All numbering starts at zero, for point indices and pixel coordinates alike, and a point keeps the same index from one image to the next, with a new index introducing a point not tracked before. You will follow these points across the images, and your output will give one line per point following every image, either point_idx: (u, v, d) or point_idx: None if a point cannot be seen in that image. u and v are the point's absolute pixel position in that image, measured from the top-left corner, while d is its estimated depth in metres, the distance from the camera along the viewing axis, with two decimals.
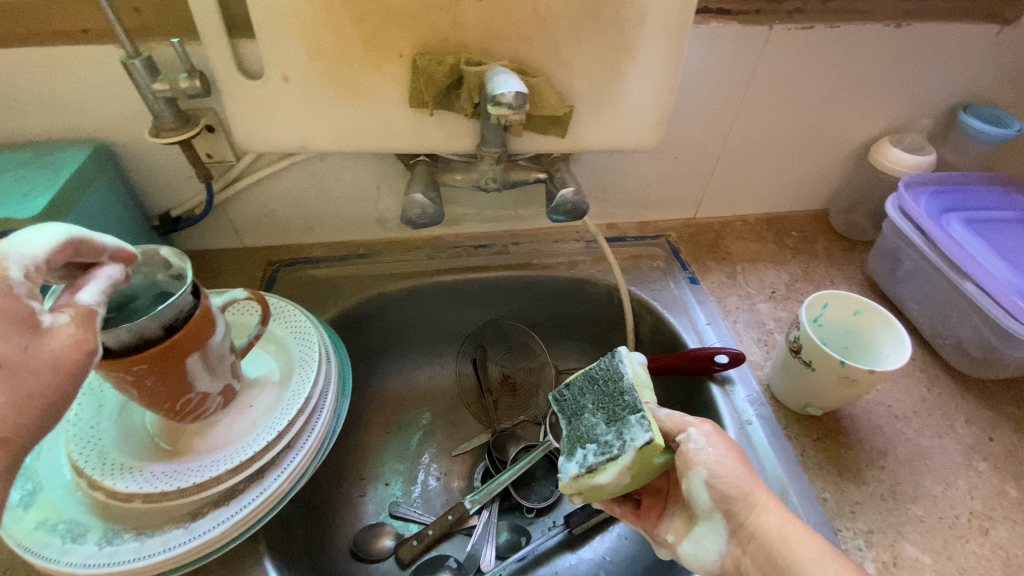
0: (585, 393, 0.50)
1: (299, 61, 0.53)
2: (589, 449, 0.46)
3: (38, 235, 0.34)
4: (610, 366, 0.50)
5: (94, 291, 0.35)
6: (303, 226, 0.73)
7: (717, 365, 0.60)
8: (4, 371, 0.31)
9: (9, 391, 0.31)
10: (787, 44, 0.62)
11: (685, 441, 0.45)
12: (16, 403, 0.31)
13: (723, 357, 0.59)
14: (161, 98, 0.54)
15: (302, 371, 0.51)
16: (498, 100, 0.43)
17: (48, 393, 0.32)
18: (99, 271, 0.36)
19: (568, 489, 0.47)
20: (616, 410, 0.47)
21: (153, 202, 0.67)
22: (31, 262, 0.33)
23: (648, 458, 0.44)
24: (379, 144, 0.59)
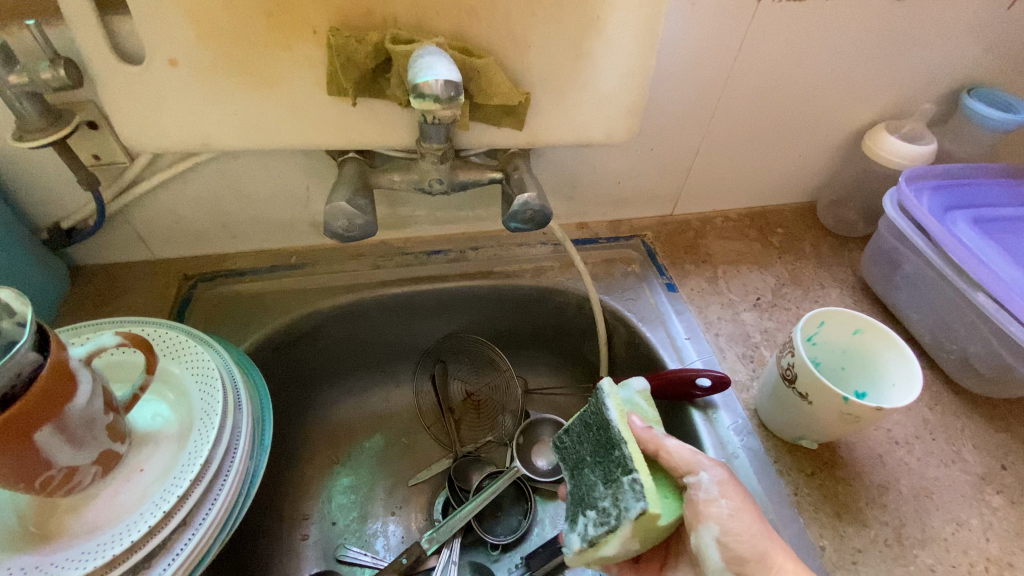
0: (582, 442, 0.45)
1: (187, 41, 0.43)
2: (590, 516, 0.42)
3: None
4: (597, 409, 0.44)
5: None
6: (224, 234, 0.63)
7: (699, 389, 0.52)
8: None
9: None
10: (776, 19, 0.54)
11: (696, 488, 0.39)
12: None
13: (705, 381, 0.52)
14: (21, 93, 0.43)
15: (203, 425, 0.42)
16: (421, 91, 0.34)
17: None
18: None
19: (577, 561, 0.44)
20: (610, 468, 0.41)
21: (37, 213, 0.57)
22: None
23: (650, 526, 0.38)
24: (301, 140, 0.50)
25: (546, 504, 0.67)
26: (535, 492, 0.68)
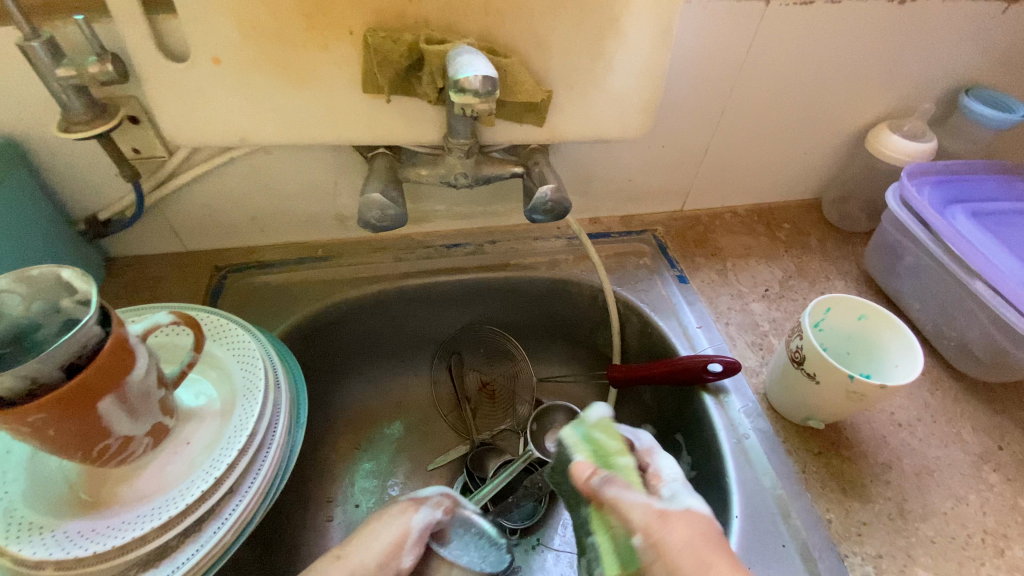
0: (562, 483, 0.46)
1: (233, 41, 0.45)
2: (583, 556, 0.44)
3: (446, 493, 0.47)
4: (560, 463, 0.44)
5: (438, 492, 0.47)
6: (253, 226, 0.65)
7: (711, 374, 0.55)
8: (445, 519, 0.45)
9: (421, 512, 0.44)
10: (784, 21, 0.57)
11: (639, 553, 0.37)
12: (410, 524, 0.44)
13: (716, 367, 0.55)
14: (69, 86, 0.46)
15: (247, 401, 0.44)
16: (462, 86, 0.37)
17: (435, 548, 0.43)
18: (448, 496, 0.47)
19: None
20: (583, 520, 0.43)
21: (77, 204, 0.59)
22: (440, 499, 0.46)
23: None
24: (334, 135, 0.52)
25: None
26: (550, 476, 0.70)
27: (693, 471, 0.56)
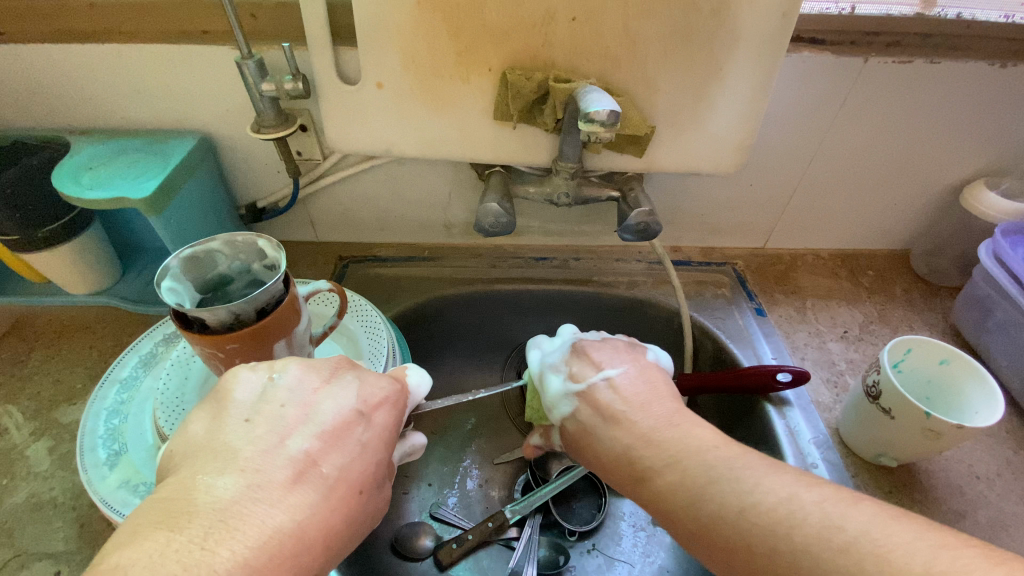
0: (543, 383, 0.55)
1: (394, 71, 0.55)
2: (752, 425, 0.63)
3: (424, 378, 0.45)
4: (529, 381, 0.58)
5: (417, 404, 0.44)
6: (377, 225, 0.76)
7: (780, 383, 0.58)
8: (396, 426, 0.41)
9: (364, 455, 0.37)
10: (882, 77, 0.60)
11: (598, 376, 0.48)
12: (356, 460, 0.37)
13: (785, 376, 0.58)
14: (266, 97, 0.57)
15: (371, 364, 0.54)
16: (591, 117, 0.45)
17: (357, 476, 0.36)
18: (412, 440, 0.45)
19: None
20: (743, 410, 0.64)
21: (242, 192, 0.72)
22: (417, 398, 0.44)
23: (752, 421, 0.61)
24: (460, 152, 0.61)
25: (618, 500, 0.71)
26: (607, 486, 0.72)
27: None
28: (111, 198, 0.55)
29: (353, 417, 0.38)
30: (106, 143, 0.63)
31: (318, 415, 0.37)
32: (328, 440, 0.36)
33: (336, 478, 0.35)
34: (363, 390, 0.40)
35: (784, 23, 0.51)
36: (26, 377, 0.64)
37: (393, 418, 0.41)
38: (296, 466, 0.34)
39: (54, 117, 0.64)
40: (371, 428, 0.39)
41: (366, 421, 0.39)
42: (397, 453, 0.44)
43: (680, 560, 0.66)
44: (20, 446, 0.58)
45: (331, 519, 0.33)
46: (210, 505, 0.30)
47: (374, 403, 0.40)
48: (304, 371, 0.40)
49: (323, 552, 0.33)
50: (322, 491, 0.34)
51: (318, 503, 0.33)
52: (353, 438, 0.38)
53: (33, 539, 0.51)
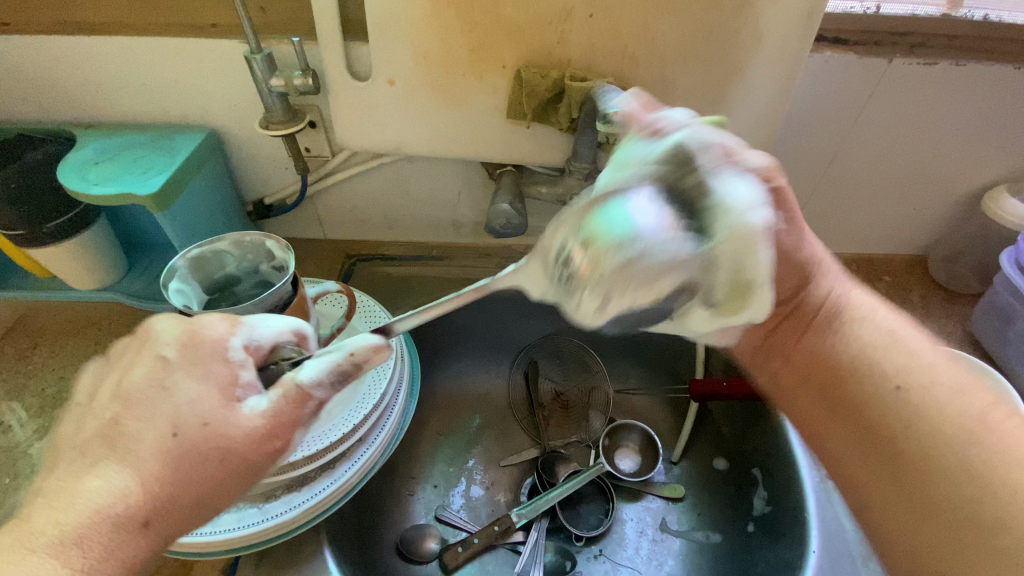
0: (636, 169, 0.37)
1: (406, 67, 0.54)
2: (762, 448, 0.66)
3: (262, 322, 0.40)
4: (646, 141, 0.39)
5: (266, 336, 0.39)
6: (385, 223, 0.75)
7: None
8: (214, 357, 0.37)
9: (166, 404, 0.35)
10: (905, 79, 0.59)
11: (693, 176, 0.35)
12: (166, 411, 0.34)
13: None
14: (275, 92, 0.56)
15: (379, 367, 0.53)
16: (610, 118, 0.44)
17: (168, 419, 0.34)
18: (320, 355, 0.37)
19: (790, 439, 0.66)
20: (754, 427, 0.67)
21: (249, 188, 0.71)
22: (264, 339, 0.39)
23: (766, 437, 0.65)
24: (471, 151, 0.60)
25: (625, 505, 0.70)
26: (615, 490, 0.71)
27: (768, 506, 0.63)
28: (118, 193, 0.54)
29: (156, 369, 0.36)
30: (112, 137, 0.62)
31: (124, 382, 0.36)
32: (142, 406, 0.34)
33: (150, 436, 0.34)
34: (179, 348, 0.37)
35: (809, 22, 0.50)
36: (30, 374, 0.63)
37: (223, 375, 0.37)
38: (106, 435, 0.34)
39: (61, 111, 0.64)
40: (182, 373, 0.36)
41: (169, 365, 0.36)
42: (316, 365, 0.37)
43: (689, 567, 0.64)
44: (23, 444, 0.57)
45: (155, 485, 0.33)
46: (39, 492, 0.33)
47: (196, 360, 0.36)
48: (208, 330, 0.38)
49: (156, 512, 0.33)
50: (128, 459, 0.33)
51: (125, 471, 0.33)
52: (161, 392, 0.35)
53: None
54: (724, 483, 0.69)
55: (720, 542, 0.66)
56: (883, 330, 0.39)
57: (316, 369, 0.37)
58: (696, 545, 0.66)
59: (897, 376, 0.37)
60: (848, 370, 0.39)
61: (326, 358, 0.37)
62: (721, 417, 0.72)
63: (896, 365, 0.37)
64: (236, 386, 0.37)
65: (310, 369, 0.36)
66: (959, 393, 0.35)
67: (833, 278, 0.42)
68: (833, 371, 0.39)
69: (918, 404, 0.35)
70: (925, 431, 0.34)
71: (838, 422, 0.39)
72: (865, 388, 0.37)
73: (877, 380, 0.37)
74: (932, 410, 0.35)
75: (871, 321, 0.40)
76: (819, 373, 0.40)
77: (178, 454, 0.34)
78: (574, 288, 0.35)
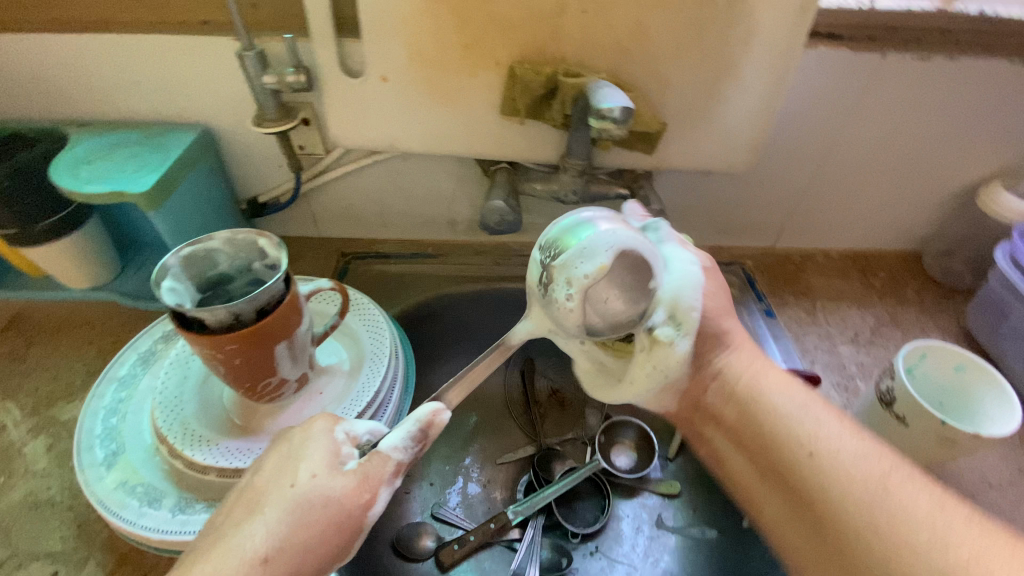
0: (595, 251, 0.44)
1: (399, 64, 0.54)
2: None
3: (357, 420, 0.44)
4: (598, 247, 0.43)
5: (360, 427, 0.42)
6: (380, 221, 0.75)
7: None
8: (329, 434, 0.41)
9: (285, 473, 0.38)
10: (899, 74, 0.59)
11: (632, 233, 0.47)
12: (285, 476, 0.38)
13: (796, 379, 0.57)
14: (268, 90, 0.56)
15: (373, 364, 0.53)
16: (602, 114, 0.44)
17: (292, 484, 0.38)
18: (403, 425, 0.41)
19: None
20: None
21: (243, 186, 0.71)
22: (350, 429, 0.42)
23: None
24: (466, 148, 0.60)
25: (622, 501, 0.70)
26: (611, 487, 0.71)
27: None
28: (110, 191, 0.54)
29: (290, 445, 0.40)
30: (104, 136, 0.62)
31: (264, 459, 0.40)
32: (268, 474, 0.39)
33: (276, 501, 0.37)
34: (303, 430, 0.41)
35: (803, 17, 0.50)
36: (24, 373, 0.63)
37: (330, 446, 0.40)
38: (246, 501, 0.38)
39: (52, 109, 0.63)
40: (308, 445, 0.40)
41: (303, 440, 0.40)
42: (401, 435, 0.40)
43: (685, 563, 0.64)
44: (18, 443, 0.57)
45: (287, 537, 0.36)
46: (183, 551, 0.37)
47: (310, 434, 0.40)
48: (315, 423, 0.41)
49: (280, 557, 0.35)
50: (260, 522, 0.36)
51: (257, 534, 0.36)
52: (290, 462, 0.39)
53: (30, 537, 0.50)
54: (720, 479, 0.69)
55: (716, 538, 0.66)
56: (795, 402, 0.41)
57: (405, 437, 0.40)
58: (692, 541, 0.66)
59: (810, 444, 0.37)
60: (762, 438, 0.40)
61: (411, 428, 0.40)
62: None
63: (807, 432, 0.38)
64: (338, 459, 0.39)
65: (391, 436, 0.40)
66: (817, 440, 0.38)
67: (748, 355, 0.44)
68: (744, 420, 0.41)
69: (828, 473, 0.36)
70: (840, 492, 0.35)
71: (766, 483, 0.39)
72: (785, 454, 0.38)
73: (791, 447, 0.38)
74: (850, 467, 0.36)
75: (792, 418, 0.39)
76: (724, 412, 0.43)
77: (297, 518, 0.36)
78: (551, 292, 0.41)
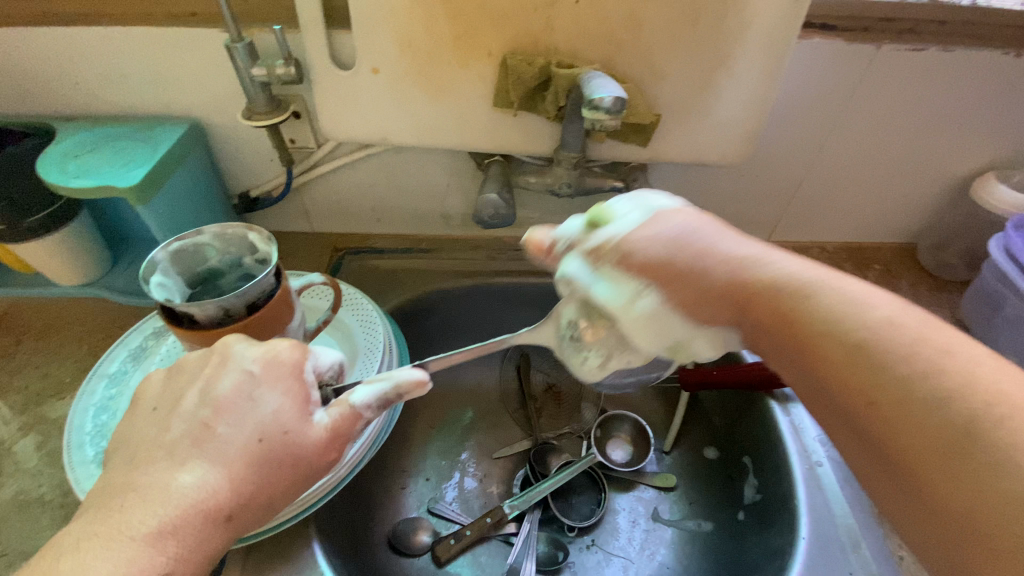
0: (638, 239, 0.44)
1: (390, 55, 0.53)
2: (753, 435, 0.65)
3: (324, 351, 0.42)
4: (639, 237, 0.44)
5: (326, 363, 0.41)
6: (373, 215, 0.75)
7: None
8: (289, 374, 0.38)
9: (242, 419, 0.36)
10: (894, 65, 0.59)
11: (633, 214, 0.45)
12: (243, 420, 0.36)
13: None
14: (257, 82, 0.55)
15: (367, 360, 0.53)
16: (595, 105, 0.43)
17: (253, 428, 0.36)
18: (370, 377, 0.39)
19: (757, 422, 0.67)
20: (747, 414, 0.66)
21: (235, 181, 0.70)
22: (315, 366, 0.40)
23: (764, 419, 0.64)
24: (459, 141, 0.60)
25: (618, 495, 0.70)
26: (607, 480, 0.71)
27: (757, 493, 0.63)
28: (96, 186, 0.53)
29: (244, 380, 0.37)
30: (91, 130, 0.61)
31: (213, 391, 0.37)
32: (230, 414, 0.36)
33: (230, 449, 0.35)
34: (263, 363, 0.38)
35: (797, 7, 0.49)
36: (13, 371, 0.63)
37: (299, 391, 0.38)
38: (193, 436, 0.36)
39: (38, 103, 0.62)
40: (265, 387, 0.37)
41: (257, 379, 0.37)
42: (367, 387, 0.39)
43: (681, 556, 0.65)
44: (7, 442, 0.56)
45: (241, 484, 0.35)
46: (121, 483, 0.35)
47: (270, 373, 0.38)
48: (281, 348, 0.39)
49: (237, 505, 0.35)
50: (210, 462, 0.35)
51: (205, 477, 0.34)
52: (246, 399, 0.37)
53: (21, 536, 0.50)
54: (716, 472, 0.69)
55: (712, 530, 0.66)
56: (857, 293, 0.36)
57: (372, 389, 0.39)
58: (688, 534, 0.66)
59: (874, 392, 0.33)
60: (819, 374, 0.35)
61: (377, 383, 0.39)
62: (712, 406, 0.72)
63: (900, 362, 0.32)
64: (303, 403, 0.38)
65: (359, 389, 0.38)
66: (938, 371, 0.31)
67: (792, 267, 0.38)
68: (805, 343, 0.36)
69: (896, 413, 0.32)
70: (912, 426, 0.31)
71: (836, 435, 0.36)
72: (849, 390, 0.34)
73: (852, 393, 0.34)
74: (926, 411, 0.31)
75: (854, 307, 0.35)
76: (778, 334, 0.37)
77: (251, 461, 0.35)
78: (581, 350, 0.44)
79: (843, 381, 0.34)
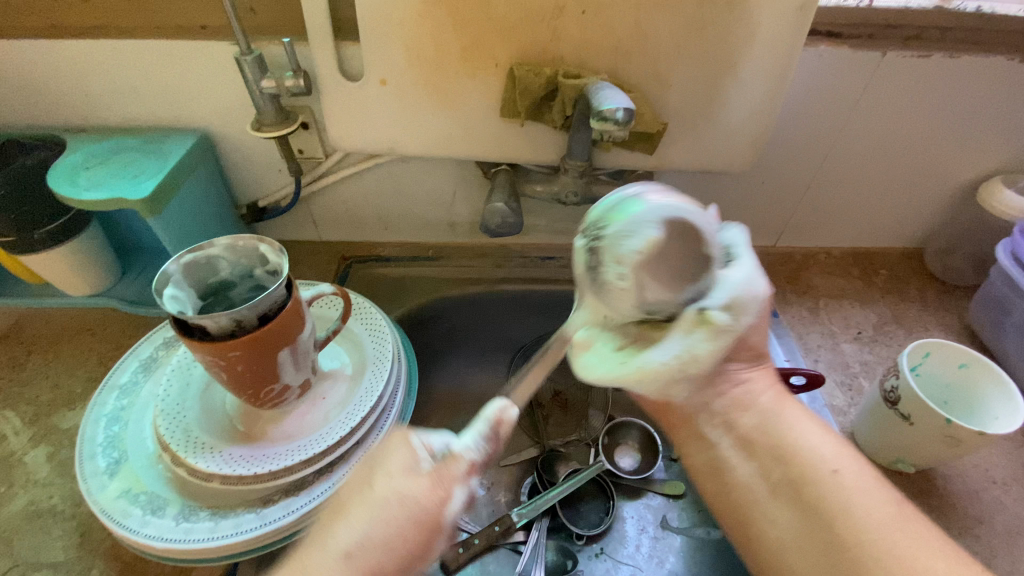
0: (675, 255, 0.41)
1: (397, 65, 0.54)
2: None
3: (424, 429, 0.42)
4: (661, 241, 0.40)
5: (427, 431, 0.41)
6: (380, 224, 0.75)
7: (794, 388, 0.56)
8: (395, 440, 0.40)
9: (363, 483, 0.38)
10: (898, 72, 0.59)
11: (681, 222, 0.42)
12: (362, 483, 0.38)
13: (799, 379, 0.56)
14: (266, 94, 0.55)
15: (376, 369, 0.53)
16: (603, 115, 0.44)
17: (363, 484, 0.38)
18: (474, 424, 0.41)
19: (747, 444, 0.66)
20: None
21: (243, 191, 0.71)
22: (420, 439, 0.40)
23: None
24: (466, 151, 0.60)
25: (626, 503, 0.70)
26: (615, 488, 0.71)
27: None
28: (108, 198, 0.54)
29: (360, 459, 0.40)
30: (102, 142, 0.61)
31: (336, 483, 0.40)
32: (346, 488, 0.39)
33: (353, 512, 0.37)
34: (373, 443, 0.41)
35: (802, 16, 0.50)
36: (24, 381, 0.63)
37: (406, 454, 0.39)
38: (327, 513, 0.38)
39: (50, 115, 0.63)
40: (378, 452, 0.40)
41: (370, 456, 0.40)
42: (474, 434, 0.40)
43: (691, 564, 0.64)
44: (19, 452, 0.57)
45: (370, 540, 0.36)
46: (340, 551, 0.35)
47: (382, 444, 0.40)
48: (387, 437, 0.41)
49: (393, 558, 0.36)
50: (344, 531, 0.36)
51: (342, 546, 0.35)
52: (362, 471, 0.39)
53: (33, 547, 0.50)
54: None
55: (721, 538, 0.65)
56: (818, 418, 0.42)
57: (478, 436, 0.40)
58: (697, 542, 0.66)
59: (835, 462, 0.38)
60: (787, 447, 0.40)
61: (484, 426, 0.40)
62: None
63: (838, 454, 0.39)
64: (414, 462, 0.39)
65: (465, 438, 0.40)
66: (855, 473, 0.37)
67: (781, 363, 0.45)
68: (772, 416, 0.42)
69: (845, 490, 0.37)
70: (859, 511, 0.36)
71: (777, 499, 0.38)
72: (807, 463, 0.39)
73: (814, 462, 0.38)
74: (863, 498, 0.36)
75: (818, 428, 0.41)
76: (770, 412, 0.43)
77: (396, 522, 0.36)
78: (603, 276, 0.39)
79: (805, 450, 0.39)
